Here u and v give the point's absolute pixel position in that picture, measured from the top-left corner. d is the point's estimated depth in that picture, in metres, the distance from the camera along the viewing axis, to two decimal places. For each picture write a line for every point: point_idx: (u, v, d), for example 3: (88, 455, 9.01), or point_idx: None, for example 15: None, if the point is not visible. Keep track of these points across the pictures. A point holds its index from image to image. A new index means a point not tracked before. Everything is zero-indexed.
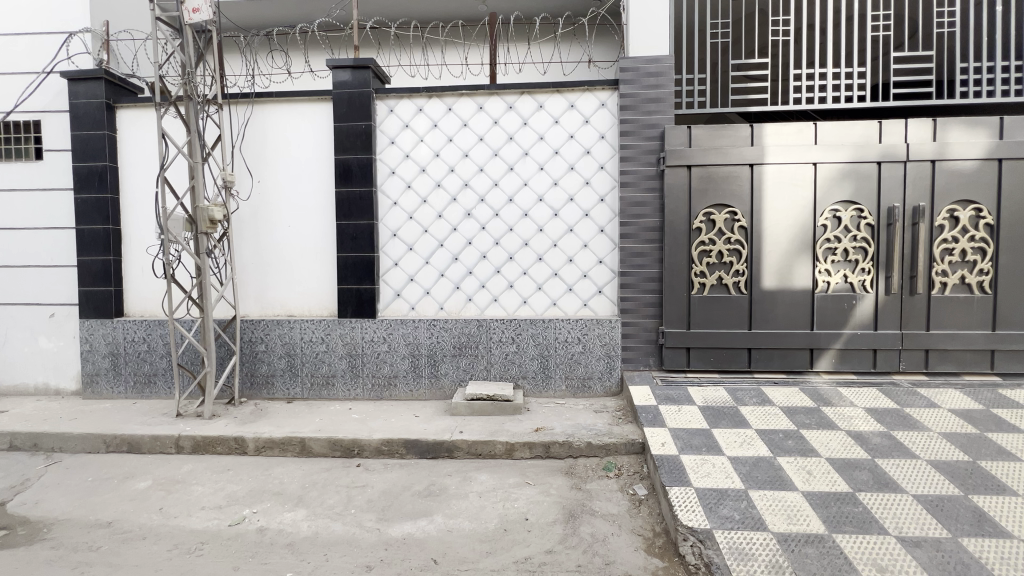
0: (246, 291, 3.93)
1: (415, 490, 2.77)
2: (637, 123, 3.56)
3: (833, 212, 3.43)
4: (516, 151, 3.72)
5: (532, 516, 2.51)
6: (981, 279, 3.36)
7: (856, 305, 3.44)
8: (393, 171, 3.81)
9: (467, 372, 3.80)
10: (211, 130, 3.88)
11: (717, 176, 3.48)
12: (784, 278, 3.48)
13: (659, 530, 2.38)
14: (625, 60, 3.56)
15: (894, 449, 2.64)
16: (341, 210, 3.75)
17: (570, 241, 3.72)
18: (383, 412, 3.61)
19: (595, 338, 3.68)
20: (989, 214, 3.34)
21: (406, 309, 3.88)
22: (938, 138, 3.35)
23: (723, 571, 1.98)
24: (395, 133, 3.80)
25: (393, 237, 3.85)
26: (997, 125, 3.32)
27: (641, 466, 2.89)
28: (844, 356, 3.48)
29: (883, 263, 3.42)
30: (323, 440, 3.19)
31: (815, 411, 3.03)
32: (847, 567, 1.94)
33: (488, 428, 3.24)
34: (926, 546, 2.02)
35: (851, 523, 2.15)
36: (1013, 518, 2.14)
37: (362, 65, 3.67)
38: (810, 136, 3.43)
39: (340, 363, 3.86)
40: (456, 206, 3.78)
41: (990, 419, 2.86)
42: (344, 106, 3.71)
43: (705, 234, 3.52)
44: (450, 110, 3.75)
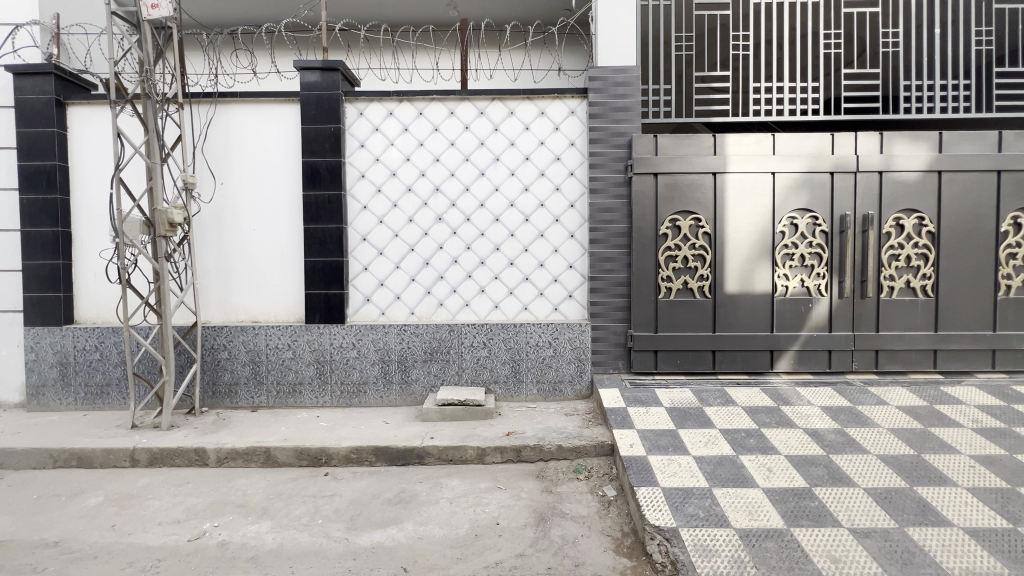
0: (208, 296, 3.80)
1: (385, 498, 2.73)
2: (606, 131, 3.64)
3: (790, 220, 3.60)
4: (487, 157, 3.74)
5: (502, 520, 2.51)
6: (924, 283, 3.58)
7: (812, 308, 3.60)
8: (363, 175, 3.77)
9: (439, 377, 3.77)
10: (171, 129, 3.74)
11: (682, 184, 3.59)
12: (746, 283, 3.61)
13: (627, 530, 2.43)
14: (594, 69, 3.63)
15: (847, 445, 2.77)
16: (309, 213, 3.68)
17: (541, 246, 3.76)
18: (352, 419, 3.55)
19: (566, 342, 3.72)
20: (931, 223, 3.56)
21: (377, 314, 3.83)
22: (885, 150, 3.56)
23: (689, 568, 2.03)
24: (365, 136, 3.76)
25: (363, 241, 3.79)
26: (938, 139, 3.55)
27: (610, 467, 2.94)
28: (802, 357, 3.64)
29: (836, 268, 3.59)
30: (289, 449, 3.11)
31: (775, 410, 3.15)
32: (804, 559, 2.02)
33: (459, 433, 3.23)
34: (876, 536, 2.13)
35: (808, 517, 2.25)
36: (954, 508, 2.28)
37: (331, 67, 3.62)
38: (769, 146, 3.58)
39: (308, 370, 3.78)
40: (427, 210, 3.77)
41: (934, 415, 3.05)
42: (313, 108, 3.65)
43: (671, 240, 3.62)
44: (420, 114, 3.74)
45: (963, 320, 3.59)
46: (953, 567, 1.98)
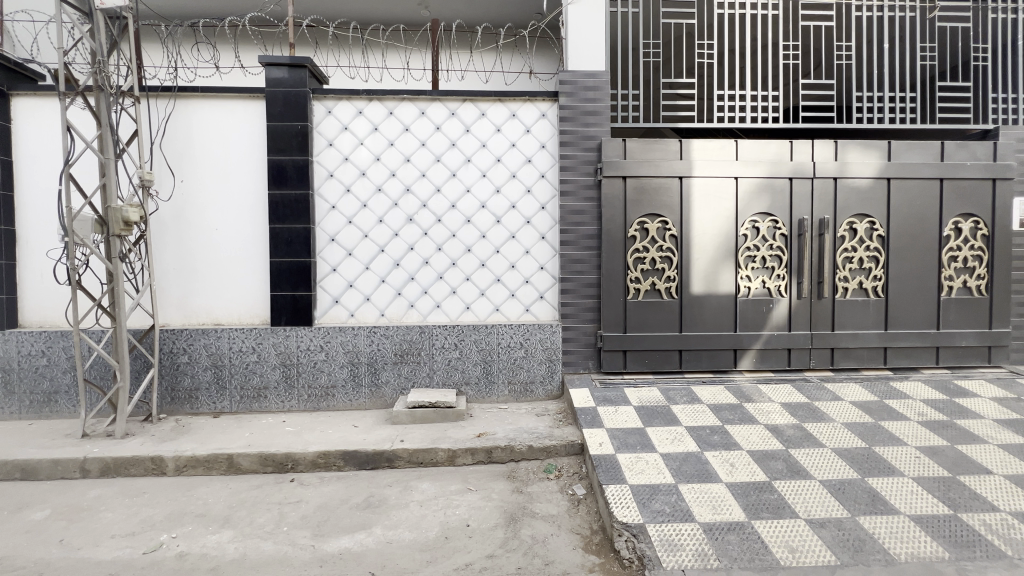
0: (167, 298, 3.65)
1: (353, 503, 2.68)
2: (576, 135, 3.69)
3: (752, 223, 3.73)
4: (459, 158, 3.73)
5: (473, 522, 2.50)
6: (875, 284, 3.77)
7: (773, 309, 3.75)
8: (331, 174, 3.70)
9: (409, 379, 3.74)
10: (126, 124, 3.58)
11: (649, 187, 3.67)
12: (711, 284, 3.72)
13: (596, 527, 2.46)
14: (564, 73, 3.68)
15: (805, 440, 2.89)
16: (274, 213, 3.59)
17: (512, 248, 3.78)
18: (319, 423, 3.48)
19: (537, 343, 3.75)
20: (881, 227, 3.76)
21: (346, 316, 3.76)
22: (839, 158, 3.73)
23: (655, 563, 2.07)
24: (334, 135, 3.69)
25: (331, 242, 3.72)
26: (887, 148, 3.75)
27: (580, 466, 2.98)
28: (763, 356, 3.78)
29: (795, 270, 3.75)
30: (253, 455, 3.02)
31: (738, 407, 3.26)
32: (764, 550, 2.10)
33: (430, 436, 3.21)
34: (830, 526, 2.23)
35: (768, 509, 2.34)
36: (901, 497, 2.42)
37: (298, 64, 3.54)
38: (732, 152, 3.70)
39: (274, 374, 3.68)
40: (397, 211, 3.73)
41: (884, 410, 3.21)
42: (279, 105, 3.56)
43: (640, 242, 3.70)
44: (391, 113, 3.70)
45: (910, 319, 3.80)
46: (899, 553, 2.09)
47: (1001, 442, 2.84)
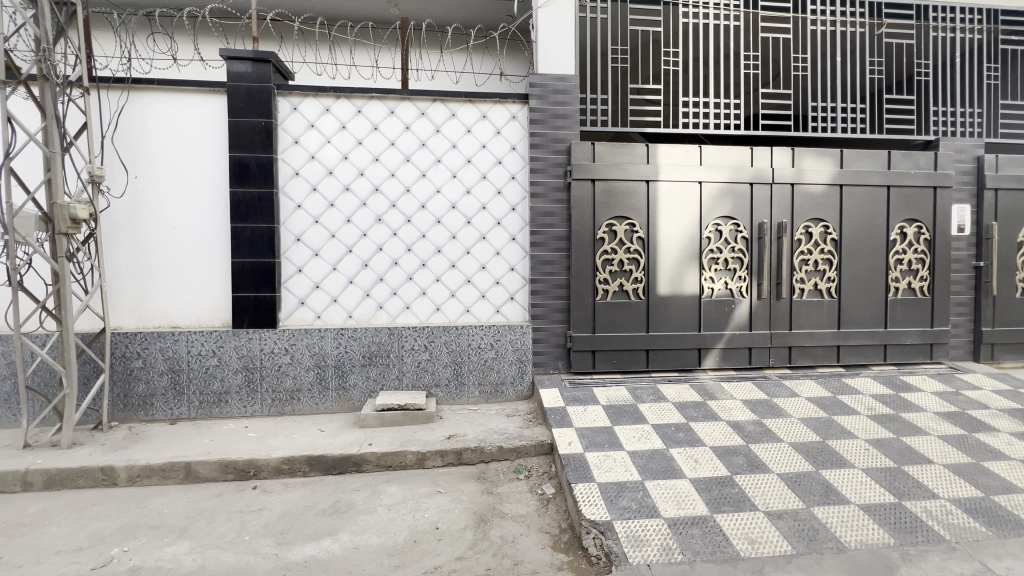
0: (119, 300, 3.48)
1: (318, 509, 2.62)
2: (545, 137, 3.73)
3: (715, 226, 3.85)
4: (428, 158, 3.71)
5: (442, 525, 2.49)
6: (829, 285, 3.96)
7: (735, 309, 3.88)
8: (297, 172, 3.60)
9: (378, 382, 3.69)
10: (74, 116, 3.40)
11: (618, 190, 3.74)
12: (676, 285, 3.82)
13: (565, 526, 2.49)
14: (534, 76, 3.71)
15: (764, 435, 3.01)
16: (236, 211, 3.47)
17: (483, 249, 3.78)
18: (284, 428, 3.38)
19: (507, 344, 3.76)
20: (835, 231, 3.95)
21: (312, 318, 3.67)
22: (796, 164, 3.90)
23: (622, 559, 2.10)
24: (299, 132, 3.60)
25: (297, 242, 3.63)
26: (840, 156, 3.94)
27: (549, 466, 3.01)
28: (725, 354, 3.91)
29: (755, 271, 3.89)
30: (213, 463, 2.91)
31: (702, 404, 3.36)
32: (725, 542, 2.18)
33: (398, 439, 3.17)
34: (787, 517, 2.33)
35: (729, 503, 2.42)
36: (852, 487, 2.55)
37: (262, 59, 3.44)
38: (696, 157, 3.82)
39: (235, 378, 3.56)
40: (366, 211, 3.67)
41: (837, 405, 3.38)
42: (241, 101, 3.45)
43: (608, 244, 3.76)
44: (359, 112, 3.64)
45: (861, 319, 4.00)
46: (849, 540, 2.20)
47: (942, 434, 3.03)
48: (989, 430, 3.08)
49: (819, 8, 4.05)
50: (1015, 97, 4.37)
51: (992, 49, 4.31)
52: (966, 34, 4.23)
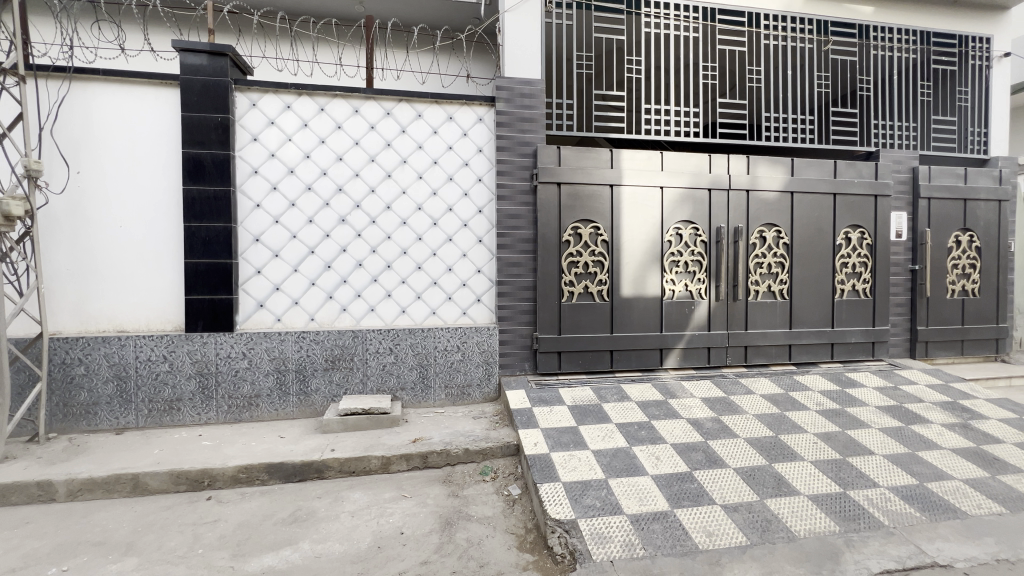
0: (59, 303, 3.26)
1: (277, 518, 2.54)
2: (512, 140, 3.75)
3: (676, 230, 3.98)
4: (394, 158, 3.67)
5: (407, 530, 2.46)
6: (782, 287, 4.16)
7: (694, 310, 4.02)
8: (256, 170, 3.49)
9: (341, 386, 3.61)
10: (9, 106, 3.17)
11: (582, 194, 3.81)
12: (639, 287, 3.92)
13: (530, 526, 2.50)
14: (501, 79, 3.73)
15: (721, 431, 3.13)
16: (190, 210, 3.33)
17: (449, 250, 3.77)
18: (241, 435, 3.26)
19: (473, 346, 3.76)
20: (786, 235, 4.15)
21: (271, 321, 3.56)
22: (751, 172, 4.09)
23: (586, 556, 2.13)
24: (259, 129, 3.49)
25: (255, 243, 3.50)
26: (791, 164, 4.15)
27: (515, 467, 3.03)
28: (685, 354, 4.04)
29: (713, 274, 4.05)
30: (163, 474, 2.77)
31: (663, 403, 3.45)
32: (684, 536, 2.25)
33: (362, 443, 3.12)
34: (742, 510, 2.43)
35: (688, 498, 2.50)
36: (802, 479, 2.68)
37: (219, 52, 3.31)
38: (658, 163, 3.93)
39: (189, 385, 3.40)
40: (329, 211, 3.59)
41: (789, 401, 3.55)
42: (196, 95, 3.31)
43: (573, 247, 3.82)
44: (322, 109, 3.55)
45: (811, 319, 4.22)
46: (799, 529, 2.32)
47: (882, 426, 3.24)
48: (924, 422, 3.31)
49: (771, 24, 4.26)
50: (945, 113, 4.73)
51: (925, 68, 4.66)
52: (903, 54, 4.55)
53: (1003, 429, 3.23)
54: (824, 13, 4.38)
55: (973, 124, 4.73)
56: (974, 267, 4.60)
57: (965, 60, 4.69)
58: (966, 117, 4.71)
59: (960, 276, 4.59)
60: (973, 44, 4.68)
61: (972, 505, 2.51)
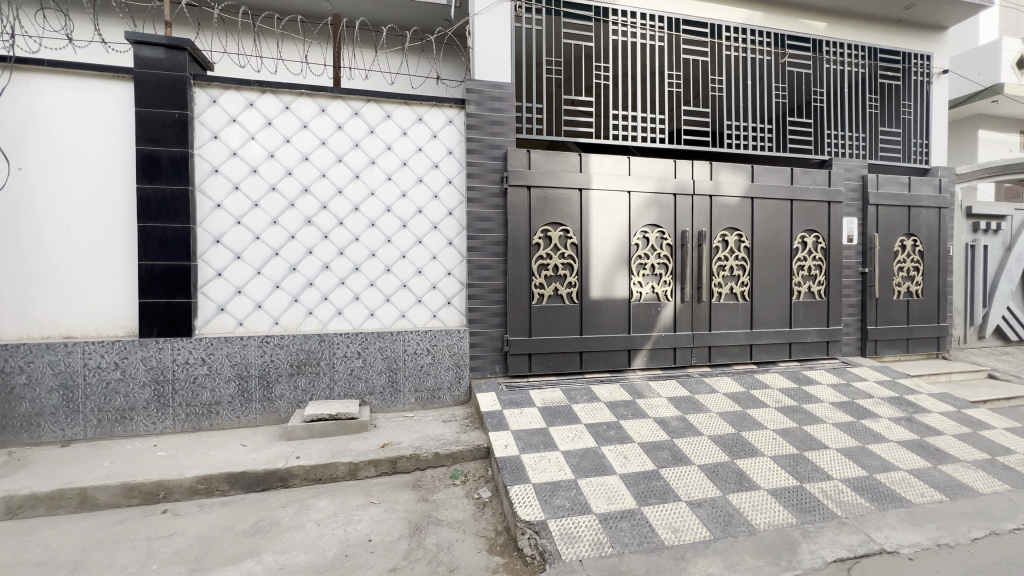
0: None
1: (239, 529, 2.45)
2: (482, 143, 3.76)
3: (643, 233, 4.07)
4: (362, 159, 3.61)
5: (375, 536, 2.42)
6: (743, 289, 4.32)
7: (661, 312, 4.12)
8: (216, 169, 3.37)
9: (307, 392, 3.52)
10: None
11: (552, 197, 3.84)
12: (608, 289, 3.99)
13: (501, 528, 2.50)
14: (471, 81, 3.74)
15: (686, 429, 3.22)
16: (145, 210, 3.18)
17: (419, 253, 3.74)
18: (199, 445, 3.13)
19: (443, 349, 3.73)
20: (747, 239, 4.31)
21: (233, 325, 3.43)
22: (714, 178, 4.23)
23: (555, 556, 2.15)
24: (219, 126, 3.37)
25: (216, 244, 3.38)
26: (751, 171, 4.32)
27: (485, 470, 3.03)
28: (652, 354, 4.13)
29: (678, 276, 4.16)
30: (114, 487, 2.63)
31: (631, 403, 3.52)
32: (650, 533, 2.30)
33: (329, 450, 3.05)
34: (706, 505, 2.51)
35: (655, 495, 2.56)
36: (762, 474, 2.79)
37: (176, 46, 3.18)
38: (625, 168, 4.02)
39: (142, 393, 3.24)
40: (294, 212, 3.50)
41: (750, 399, 3.68)
42: (151, 89, 3.17)
43: (543, 249, 3.85)
44: (287, 108, 3.47)
45: (770, 319, 4.40)
46: (759, 522, 2.41)
47: (835, 421, 3.40)
48: (873, 416, 3.49)
49: (732, 36, 4.42)
50: (891, 125, 5.03)
51: (873, 82, 4.93)
52: (853, 68, 4.81)
53: (943, 421, 3.45)
54: (781, 27, 4.59)
55: (916, 136, 5.05)
56: (917, 270, 4.90)
57: (909, 76, 5.00)
58: (909, 128, 5.02)
59: (905, 279, 4.87)
60: (916, 61, 5.00)
61: (916, 493, 2.67)
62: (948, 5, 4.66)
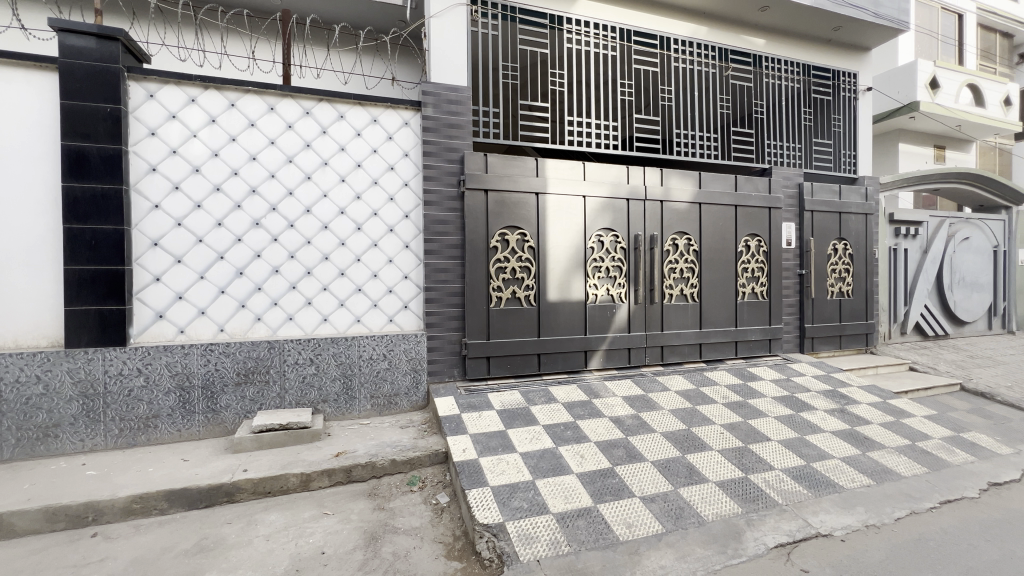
0: None
1: (180, 550, 2.31)
2: (439, 146, 3.75)
3: (598, 237, 4.18)
4: (313, 160, 3.51)
5: (328, 549, 2.34)
6: (692, 290, 4.51)
7: (615, 313, 4.23)
8: (154, 169, 3.17)
9: (255, 402, 3.37)
10: None
11: (509, 201, 3.87)
12: (564, 292, 4.06)
13: (459, 533, 2.49)
14: (427, 84, 3.71)
15: (640, 427, 3.32)
16: (71, 210, 2.95)
17: (374, 256, 3.67)
18: (134, 461, 2.93)
19: (400, 354, 3.67)
20: (696, 243, 4.50)
21: (173, 334, 3.24)
22: (665, 184, 4.40)
23: (513, 557, 2.16)
24: (157, 123, 3.18)
25: (153, 247, 3.18)
26: (698, 177, 4.53)
27: (443, 475, 3.00)
28: (608, 355, 4.24)
29: (632, 279, 4.29)
30: (34, 512, 2.42)
31: (588, 403, 3.59)
32: (606, 530, 2.35)
33: (279, 461, 2.93)
34: (659, 500, 2.60)
35: (610, 493, 2.62)
36: (711, 467, 2.92)
37: (108, 36, 2.99)
38: (580, 173, 4.11)
39: (70, 408, 3.00)
40: (241, 214, 3.35)
41: (699, 395, 3.84)
42: (79, 81, 2.96)
43: (501, 252, 3.86)
44: (233, 106, 3.32)
45: (718, 319, 4.61)
46: (707, 514, 2.52)
47: (777, 415, 3.60)
48: (810, 408, 3.73)
49: (680, 49, 4.63)
50: (823, 137, 5.42)
51: (807, 96, 5.30)
52: (789, 83, 5.14)
53: (871, 411, 3.74)
54: (724, 43, 4.85)
55: (846, 147, 5.46)
56: (848, 272, 5.28)
57: (838, 92, 5.40)
58: (839, 140, 5.42)
59: (837, 279, 5.24)
60: (844, 78, 5.41)
61: (848, 479, 2.87)
62: (871, 28, 5.07)
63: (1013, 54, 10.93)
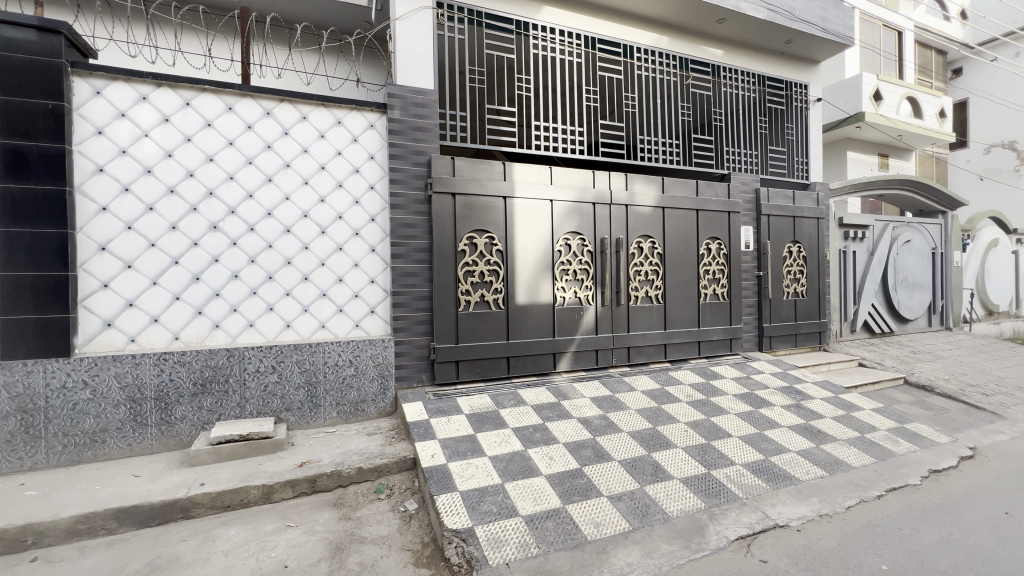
0: None
1: (130, 571, 2.19)
2: (406, 149, 3.71)
3: (565, 240, 4.23)
4: (275, 162, 3.42)
5: (291, 562, 2.27)
6: (657, 292, 4.63)
7: (583, 315, 4.30)
8: (101, 169, 3.01)
9: (213, 412, 3.24)
10: None
11: (477, 205, 3.87)
12: (533, 295, 4.09)
13: (427, 539, 2.46)
14: (393, 86, 3.68)
15: (608, 427, 3.37)
16: (9, 212, 2.77)
17: (339, 260, 3.60)
18: (80, 479, 2.76)
19: (367, 360, 3.61)
20: (660, 246, 4.62)
21: (123, 343, 3.08)
22: (629, 188, 4.51)
23: (483, 562, 2.15)
24: (104, 121, 3.02)
25: (100, 252, 3.01)
26: (662, 182, 4.66)
27: (412, 481, 2.96)
28: (576, 356, 4.29)
29: (599, 281, 4.37)
30: None
31: (556, 404, 3.63)
32: (574, 530, 2.38)
33: (239, 473, 2.82)
34: (626, 498, 2.65)
35: (578, 493, 2.65)
36: (675, 464, 3.00)
37: (50, 29, 2.83)
38: (547, 177, 4.15)
39: (6, 425, 2.81)
40: (198, 217, 3.22)
41: (664, 395, 3.94)
42: (16, 75, 2.79)
43: (469, 256, 3.86)
44: (188, 105, 3.20)
45: (682, 319, 4.74)
46: (672, 510, 2.58)
47: (738, 411, 3.74)
48: (768, 405, 3.89)
49: (643, 57, 4.76)
50: (778, 144, 5.67)
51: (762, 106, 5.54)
52: (745, 93, 5.36)
53: (824, 406, 3.92)
54: (684, 52, 5.01)
55: (799, 154, 5.73)
56: (802, 273, 5.54)
57: (790, 101, 5.67)
58: (792, 147, 5.69)
59: (792, 280, 5.49)
60: (796, 89, 5.69)
61: (803, 471, 3.01)
62: (819, 42, 5.35)
63: (947, 70, 11.74)
